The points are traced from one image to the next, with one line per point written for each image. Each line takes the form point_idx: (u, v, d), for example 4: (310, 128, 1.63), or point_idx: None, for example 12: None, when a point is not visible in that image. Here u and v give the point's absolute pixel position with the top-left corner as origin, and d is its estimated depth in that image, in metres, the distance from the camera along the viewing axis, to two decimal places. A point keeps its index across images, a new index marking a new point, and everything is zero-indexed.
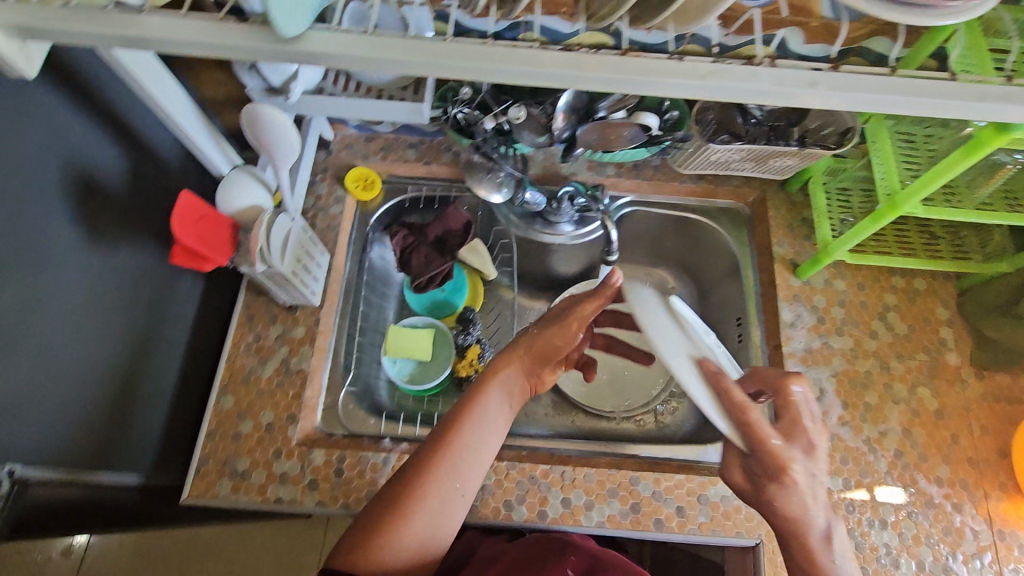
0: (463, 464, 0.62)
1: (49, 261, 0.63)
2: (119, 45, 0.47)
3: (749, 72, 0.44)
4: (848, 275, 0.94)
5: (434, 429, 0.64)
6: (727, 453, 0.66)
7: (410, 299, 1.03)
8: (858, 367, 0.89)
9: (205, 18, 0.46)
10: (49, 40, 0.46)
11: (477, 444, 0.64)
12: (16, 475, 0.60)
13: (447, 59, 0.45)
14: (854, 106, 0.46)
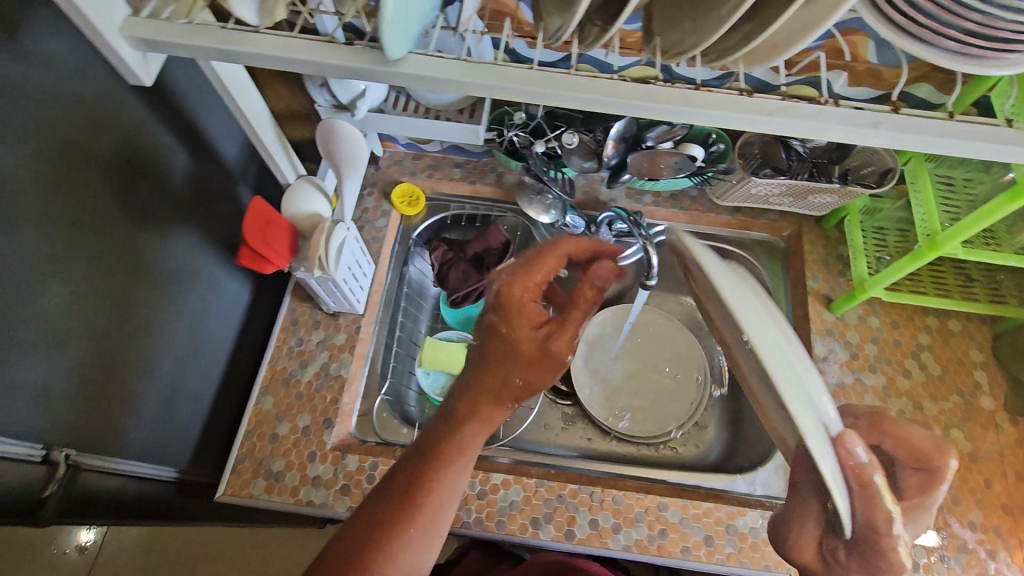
0: (413, 543, 0.53)
1: (117, 255, 0.66)
2: (225, 59, 0.49)
3: (815, 111, 0.47)
4: (882, 313, 0.95)
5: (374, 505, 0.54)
6: (800, 528, 0.52)
7: (446, 314, 1.05)
8: (891, 405, 0.89)
9: (312, 39, 0.48)
10: (164, 51, 0.49)
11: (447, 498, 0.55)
12: (72, 458, 0.62)
13: (518, 83, 0.47)
14: (910, 146, 0.47)
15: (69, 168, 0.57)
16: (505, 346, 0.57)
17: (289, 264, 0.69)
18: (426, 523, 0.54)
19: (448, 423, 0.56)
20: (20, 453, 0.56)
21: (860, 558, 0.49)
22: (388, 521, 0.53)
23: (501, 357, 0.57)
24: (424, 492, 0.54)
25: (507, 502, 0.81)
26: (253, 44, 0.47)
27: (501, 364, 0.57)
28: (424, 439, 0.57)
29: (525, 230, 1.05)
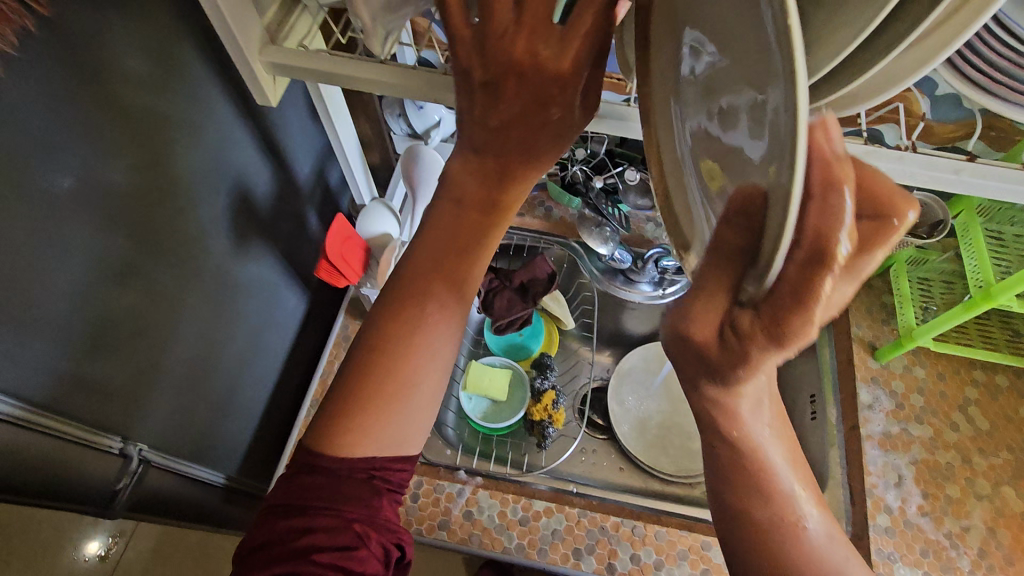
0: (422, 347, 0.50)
1: (196, 264, 0.71)
2: (345, 85, 0.50)
3: (898, 156, 0.49)
4: (927, 363, 0.95)
5: (383, 321, 0.51)
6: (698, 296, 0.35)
7: (488, 340, 1.07)
8: (938, 458, 0.88)
9: (431, 71, 0.50)
10: (289, 76, 0.50)
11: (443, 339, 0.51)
12: (143, 454, 0.65)
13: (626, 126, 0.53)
14: (979, 193, 0.49)
15: (166, 179, 0.62)
16: (521, 121, 0.46)
17: (359, 278, 0.72)
18: (423, 368, 0.51)
19: (481, 217, 0.52)
20: (97, 444, 0.60)
21: (766, 332, 0.31)
22: (381, 364, 0.50)
23: (505, 137, 0.48)
24: (424, 310, 0.51)
25: (550, 531, 0.81)
26: (381, 75, 0.49)
27: (519, 156, 0.49)
28: (422, 252, 0.52)
29: (571, 264, 1.09)
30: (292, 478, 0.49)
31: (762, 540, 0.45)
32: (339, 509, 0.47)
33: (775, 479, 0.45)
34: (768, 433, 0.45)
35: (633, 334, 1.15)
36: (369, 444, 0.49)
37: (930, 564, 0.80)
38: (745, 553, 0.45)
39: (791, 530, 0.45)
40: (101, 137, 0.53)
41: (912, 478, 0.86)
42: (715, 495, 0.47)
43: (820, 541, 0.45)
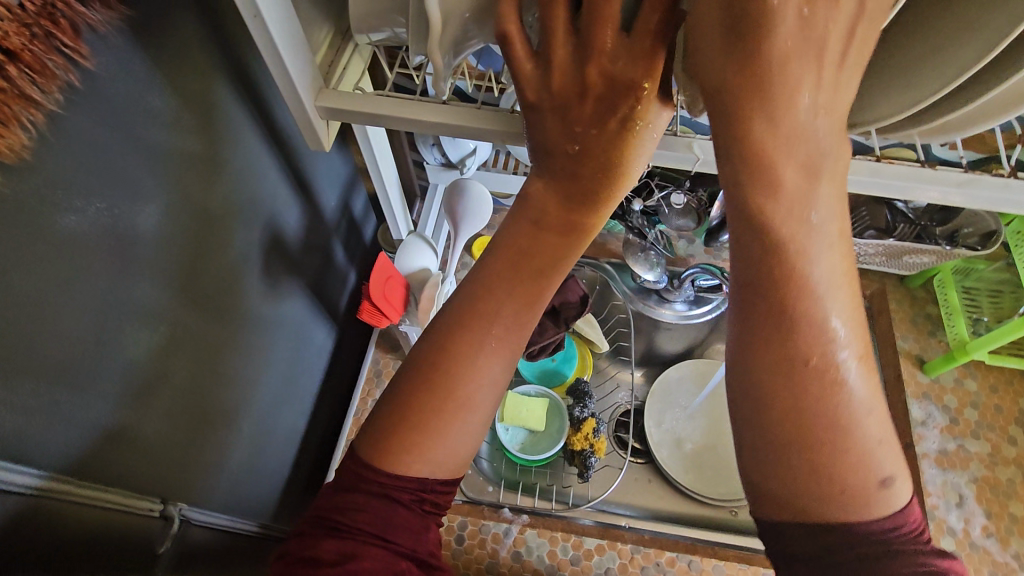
0: (483, 359, 0.47)
1: (229, 309, 0.68)
2: (407, 128, 0.50)
3: (1004, 184, 0.46)
4: (979, 375, 0.92)
5: (450, 321, 0.48)
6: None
7: (520, 367, 1.05)
8: (999, 475, 0.85)
9: (493, 110, 0.49)
10: (342, 119, 0.51)
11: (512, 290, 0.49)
12: (184, 513, 0.62)
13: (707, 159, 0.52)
14: None
15: (204, 226, 0.60)
16: (600, 132, 0.46)
17: (400, 316, 0.70)
18: (485, 378, 0.47)
19: (558, 235, 0.50)
20: (142, 508, 0.56)
21: None
22: (445, 386, 0.46)
23: (587, 157, 0.47)
24: (484, 312, 0.48)
25: (603, 570, 0.77)
26: (446, 116, 0.49)
27: (599, 175, 0.48)
28: (494, 262, 0.50)
29: (603, 285, 1.08)
30: (343, 494, 0.44)
31: (779, 378, 0.37)
32: (389, 541, 0.43)
33: (810, 296, 0.37)
34: (816, 242, 0.37)
35: (667, 353, 1.13)
36: (426, 464, 0.45)
37: None
38: (761, 391, 0.38)
39: (819, 372, 0.37)
40: (141, 188, 0.50)
41: (974, 497, 0.83)
42: (738, 316, 0.39)
43: (855, 399, 0.38)
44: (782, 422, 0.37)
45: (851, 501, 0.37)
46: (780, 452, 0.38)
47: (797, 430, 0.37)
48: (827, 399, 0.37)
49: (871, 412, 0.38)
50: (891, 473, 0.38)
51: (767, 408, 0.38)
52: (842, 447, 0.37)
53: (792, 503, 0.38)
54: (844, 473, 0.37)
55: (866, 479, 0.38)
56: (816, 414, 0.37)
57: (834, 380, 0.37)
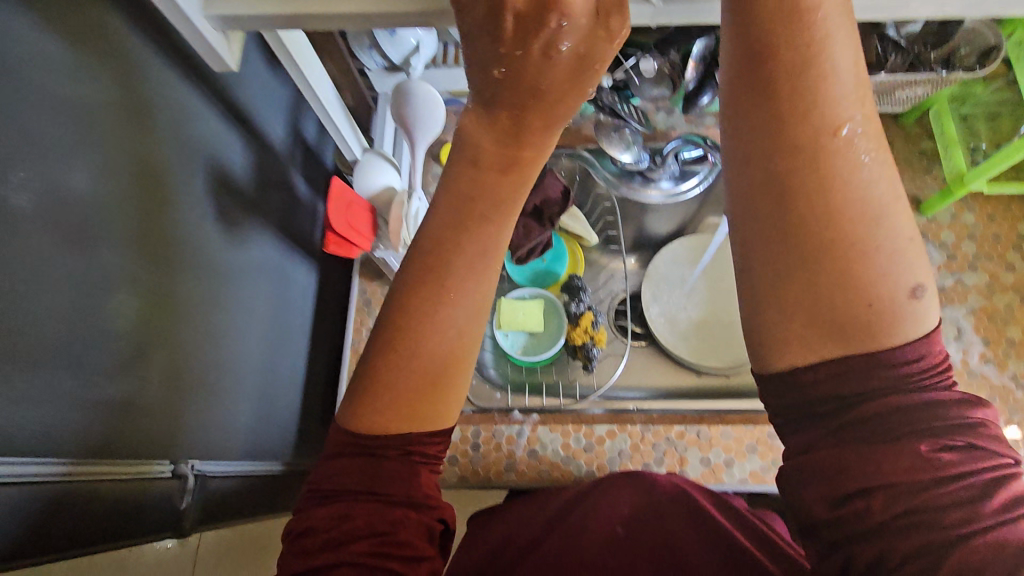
0: (428, 329, 0.44)
1: (195, 262, 0.64)
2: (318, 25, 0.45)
3: None
4: (975, 206, 0.90)
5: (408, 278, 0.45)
6: None
7: (512, 273, 1.03)
8: (996, 303, 0.85)
9: None
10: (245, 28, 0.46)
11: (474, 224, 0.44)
12: (196, 469, 0.63)
13: (670, 11, 0.46)
14: None
15: (140, 178, 0.55)
16: (529, 63, 0.38)
17: (373, 242, 0.67)
18: (441, 346, 0.44)
19: (495, 177, 0.44)
20: (153, 472, 0.56)
21: None
22: (415, 356, 0.44)
23: (517, 84, 0.40)
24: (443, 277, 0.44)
25: (616, 452, 0.80)
26: (330, 4, 0.43)
27: (534, 103, 0.41)
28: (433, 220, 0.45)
29: (583, 174, 1.01)
30: (332, 464, 0.44)
31: (794, 186, 0.35)
32: (381, 492, 0.42)
33: (817, 64, 0.34)
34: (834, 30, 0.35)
35: (656, 234, 1.11)
36: (397, 422, 0.44)
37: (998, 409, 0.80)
38: (770, 179, 0.36)
39: (839, 150, 0.35)
40: (54, 148, 0.45)
41: (972, 328, 0.84)
42: (745, 118, 0.37)
43: (875, 191, 0.35)
44: (796, 224, 0.35)
45: (871, 317, 0.35)
46: (796, 277, 0.36)
47: (809, 250, 0.35)
48: (855, 205, 0.35)
49: (900, 221, 0.35)
50: (922, 281, 0.35)
51: (780, 203, 0.36)
52: (864, 256, 0.35)
53: (815, 327, 0.36)
54: (863, 282, 0.35)
55: (894, 291, 0.35)
56: (840, 232, 0.35)
57: (853, 193, 0.35)
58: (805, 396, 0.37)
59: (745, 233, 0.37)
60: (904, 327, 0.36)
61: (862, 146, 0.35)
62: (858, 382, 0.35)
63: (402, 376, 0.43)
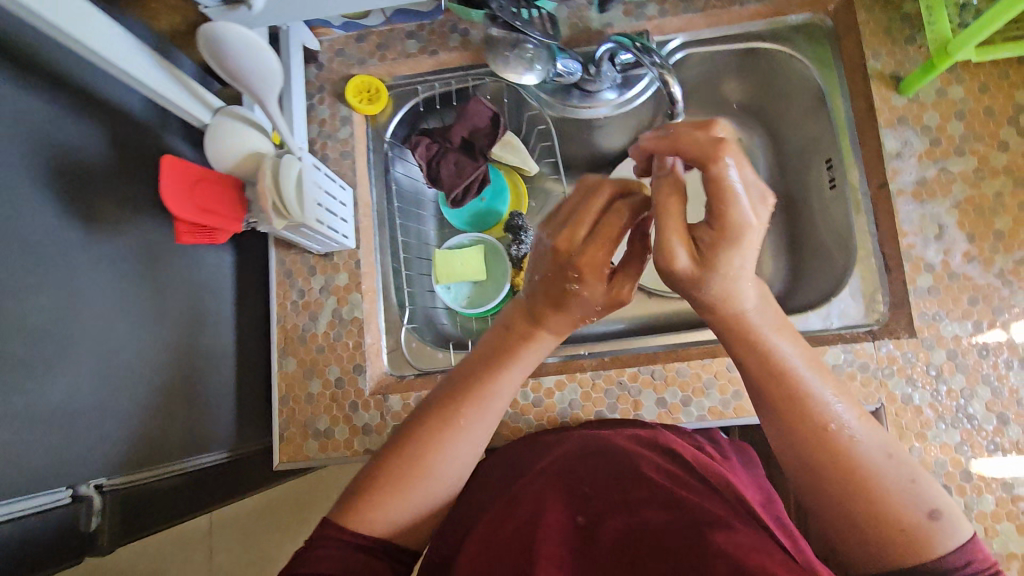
0: (447, 463, 0.57)
1: (57, 264, 0.56)
2: None
3: None
4: (965, 77, 0.76)
5: (435, 396, 0.60)
6: None
7: (450, 217, 0.94)
8: (985, 191, 0.74)
9: None
10: None
11: (482, 407, 0.57)
12: (103, 487, 0.60)
13: None
14: None
15: None
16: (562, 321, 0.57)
17: (243, 221, 0.58)
18: (447, 488, 0.58)
19: (527, 328, 0.59)
20: (41, 501, 0.54)
21: None
22: (433, 480, 0.56)
23: (556, 297, 0.55)
24: (466, 419, 0.58)
25: (566, 404, 0.76)
26: None
27: (554, 310, 0.55)
28: (465, 374, 0.59)
29: (512, 95, 0.89)
30: (304, 554, 0.52)
31: (814, 451, 0.49)
32: (365, 538, 0.53)
33: (794, 375, 0.50)
34: (785, 339, 0.51)
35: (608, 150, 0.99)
36: (380, 523, 0.54)
37: (981, 312, 0.73)
38: (795, 446, 0.50)
39: (833, 434, 0.49)
40: None
41: (955, 223, 0.74)
42: (769, 417, 0.52)
43: (870, 449, 0.48)
44: (827, 478, 0.48)
45: (908, 539, 0.46)
46: (839, 502, 0.48)
47: (834, 492, 0.48)
48: (862, 470, 0.48)
49: (898, 469, 0.48)
50: (938, 507, 0.47)
51: (822, 473, 0.48)
52: (868, 487, 0.47)
53: (873, 547, 0.47)
54: (854, 499, 0.47)
55: (915, 512, 0.46)
56: (862, 483, 0.47)
57: (859, 461, 0.48)
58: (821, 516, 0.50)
59: (807, 498, 0.50)
60: (943, 540, 0.46)
61: (851, 431, 0.49)
62: (876, 538, 0.46)
63: (411, 500, 0.55)
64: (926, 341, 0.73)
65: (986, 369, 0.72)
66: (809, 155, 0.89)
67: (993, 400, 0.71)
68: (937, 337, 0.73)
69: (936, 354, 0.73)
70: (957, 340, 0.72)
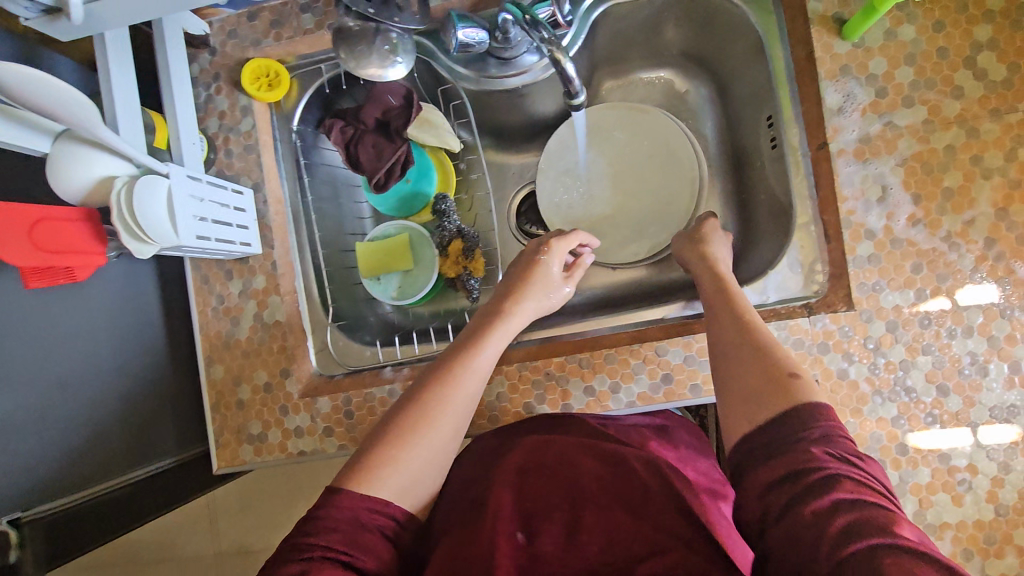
0: (462, 386, 0.66)
1: None
2: None
3: None
4: (919, 14, 0.68)
5: (437, 364, 0.69)
6: None
7: (375, 201, 0.90)
8: (935, 145, 0.67)
9: None
10: None
11: (470, 367, 0.67)
12: (19, 519, 0.62)
13: None
14: None
15: None
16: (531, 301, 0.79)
17: (103, 249, 0.54)
18: (443, 447, 0.61)
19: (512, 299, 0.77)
20: None
21: None
22: (428, 424, 0.61)
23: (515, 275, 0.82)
24: (445, 370, 0.66)
25: (494, 396, 0.76)
26: None
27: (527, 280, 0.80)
28: (476, 325, 0.75)
29: (423, 66, 0.81)
30: (313, 522, 0.53)
31: (726, 345, 0.64)
32: (382, 513, 0.55)
33: (724, 308, 0.69)
34: (733, 292, 0.70)
35: (542, 113, 0.90)
36: (393, 474, 0.57)
37: (924, 280, 0.68)
38: (720, 358, 0.64)
39: (745, 326, 0.65)
40: None
41: (899, 184, 0.68)
42: (712, 348, 0.67)
43: (768, 341, 0.63)
44: (735, 365, 0.61)
45: (784, 387, 0.56)
46: (740, 384, 0.59)
47: (736, 373, 0.60)
48: (757, 347, 0.61)
49: (780, 354, 0.60)
50: (797, 369, 0.58)
51: (728, 354, 0.63)
52: (761, 356, 0.60)
53: (765, 406, 0.56)
54: (748, 368, 0.60)
55: (782, 368, 0.58)
56: (753, 354, 0.61)
57: (760, 343, 0.62)
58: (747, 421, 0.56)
59: (723, 390, 0.61)
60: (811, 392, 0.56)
61: (754, 329, 0.64)
62: (769, 408, 0.55)
63: (412, 449, 0.59)
64: (865, 313, 0.69)
65: (928, 339, 0.68)
66: (754, 110, 0.81)
67: (933, 371, 0.68)
68: (877, 308, 0.69)
69: (875, 326, 0.69)
70: (897, 311, 0.68)
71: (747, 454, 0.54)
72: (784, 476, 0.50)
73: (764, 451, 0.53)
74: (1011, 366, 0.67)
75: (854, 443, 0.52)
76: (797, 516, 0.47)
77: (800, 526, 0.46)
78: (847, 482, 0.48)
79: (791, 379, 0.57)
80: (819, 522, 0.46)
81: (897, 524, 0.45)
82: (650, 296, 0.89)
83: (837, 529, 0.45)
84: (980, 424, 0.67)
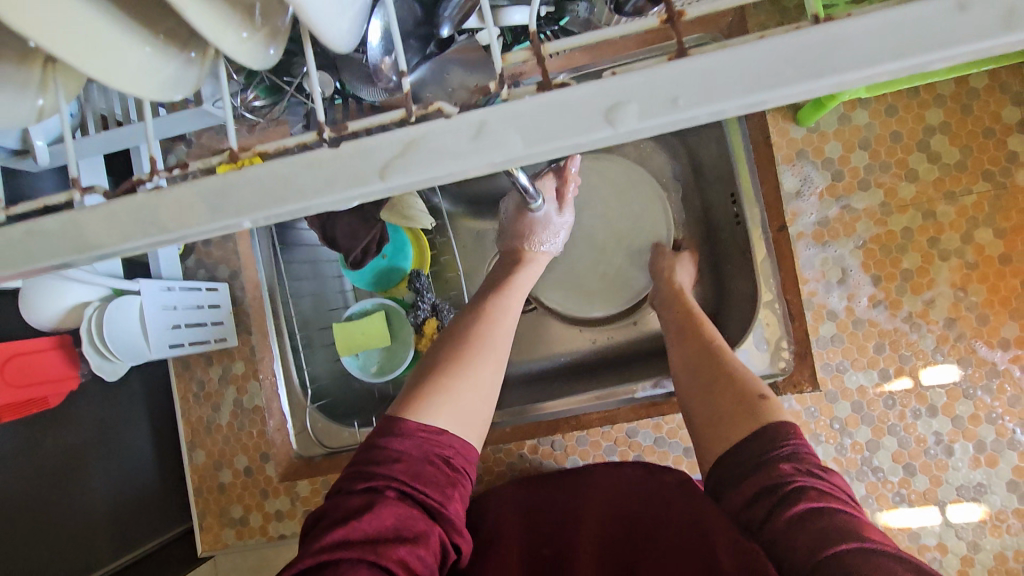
0: (496, 320, 0.66)
1: None
2: None
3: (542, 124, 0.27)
4: (872, 99, 0.69)
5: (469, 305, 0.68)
6: None
7: (353, 277, 0.92)
8: (892, 227, 0.69)
9: None
10: None
11: (502, 306, 0.68)
12: None
13: (218, 198, 0.30)
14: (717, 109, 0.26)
15: None
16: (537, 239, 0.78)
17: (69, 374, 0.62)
18: (488, 381, 0.61)
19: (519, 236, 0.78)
20: None
21: None
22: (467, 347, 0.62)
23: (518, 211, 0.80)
24: (486, 306, 0.67)
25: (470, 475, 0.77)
26: None
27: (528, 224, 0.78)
28: (501, 269, 0.75)
29: None
30: (378, 449, 0.53)
31: (696, 361, 0.66)
32: (437, 439, 0.55)
33: (701, 328, 0.70)
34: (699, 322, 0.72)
35: None
36: (445, 408, 0.56)
37: (887, 360, 0.69)
38: (693, 367, 0.65)
39: (715, 349, 0.67)
40: None
41: (859, 266, 0.69)
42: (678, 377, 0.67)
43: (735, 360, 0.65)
44: (711, 387, 0.62)
45: (747, 407, 0.58)
46: (712, 402, 0.61)
47: (709, 388, 0.62)
48: (724, 364, 0.64)
49: (740, 370, 0.62)
50: (765, 391, 0.60)
51: (696, 368, 0.65)
52: (724, 370, 0.63)
53: (732, 416, 0.58)
54: (717, 393, 0.61)
55: (755, 388, 0.60)
56: (721, 368, 0.63)
57: (730, 364, 0.64)
58: (724, 440, 0.57)
59: (695, 419, 0.62)
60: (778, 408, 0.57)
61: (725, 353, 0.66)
62: (733, 428, 0.57)
63: (464, 383, 0.59)
64: (830, 394, 0.70)
65: (892, 420, 0.69)
66: (718, 183, 0.83)
67: (900, 452, 0.68)
68: (842, 389, 0.69)
69: (839, 407, 0.69)
70: (863, 391, 0.69)
71: (727, 471, 0.56)
72: (761, 491, 0.51)
73: (738, 471, 0.55)
74: (976, 445, 0.67)
75: (817, 456, 0.53)
76: (774, 525, 0.49)
77: (777, 535, 0.48)
78: (813, 492, 0.49)
79: (760, 400, 0.58)
80: (791, 529, 0.47)
81: (859, 526, 0.46)
82: (626, 362, 0.90)
83: (809, 535, 0.46)
84: (947, 503, 0.67)
